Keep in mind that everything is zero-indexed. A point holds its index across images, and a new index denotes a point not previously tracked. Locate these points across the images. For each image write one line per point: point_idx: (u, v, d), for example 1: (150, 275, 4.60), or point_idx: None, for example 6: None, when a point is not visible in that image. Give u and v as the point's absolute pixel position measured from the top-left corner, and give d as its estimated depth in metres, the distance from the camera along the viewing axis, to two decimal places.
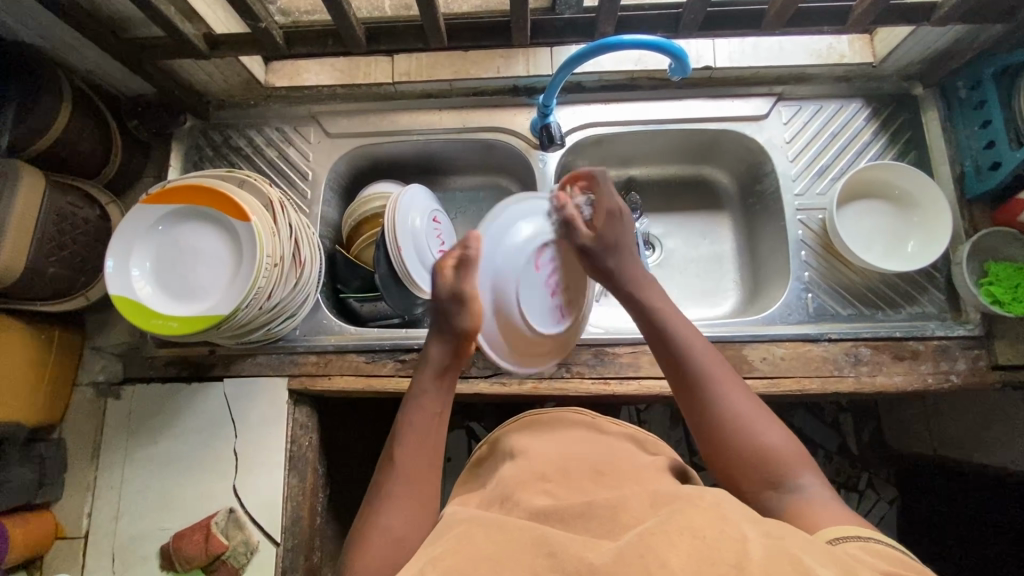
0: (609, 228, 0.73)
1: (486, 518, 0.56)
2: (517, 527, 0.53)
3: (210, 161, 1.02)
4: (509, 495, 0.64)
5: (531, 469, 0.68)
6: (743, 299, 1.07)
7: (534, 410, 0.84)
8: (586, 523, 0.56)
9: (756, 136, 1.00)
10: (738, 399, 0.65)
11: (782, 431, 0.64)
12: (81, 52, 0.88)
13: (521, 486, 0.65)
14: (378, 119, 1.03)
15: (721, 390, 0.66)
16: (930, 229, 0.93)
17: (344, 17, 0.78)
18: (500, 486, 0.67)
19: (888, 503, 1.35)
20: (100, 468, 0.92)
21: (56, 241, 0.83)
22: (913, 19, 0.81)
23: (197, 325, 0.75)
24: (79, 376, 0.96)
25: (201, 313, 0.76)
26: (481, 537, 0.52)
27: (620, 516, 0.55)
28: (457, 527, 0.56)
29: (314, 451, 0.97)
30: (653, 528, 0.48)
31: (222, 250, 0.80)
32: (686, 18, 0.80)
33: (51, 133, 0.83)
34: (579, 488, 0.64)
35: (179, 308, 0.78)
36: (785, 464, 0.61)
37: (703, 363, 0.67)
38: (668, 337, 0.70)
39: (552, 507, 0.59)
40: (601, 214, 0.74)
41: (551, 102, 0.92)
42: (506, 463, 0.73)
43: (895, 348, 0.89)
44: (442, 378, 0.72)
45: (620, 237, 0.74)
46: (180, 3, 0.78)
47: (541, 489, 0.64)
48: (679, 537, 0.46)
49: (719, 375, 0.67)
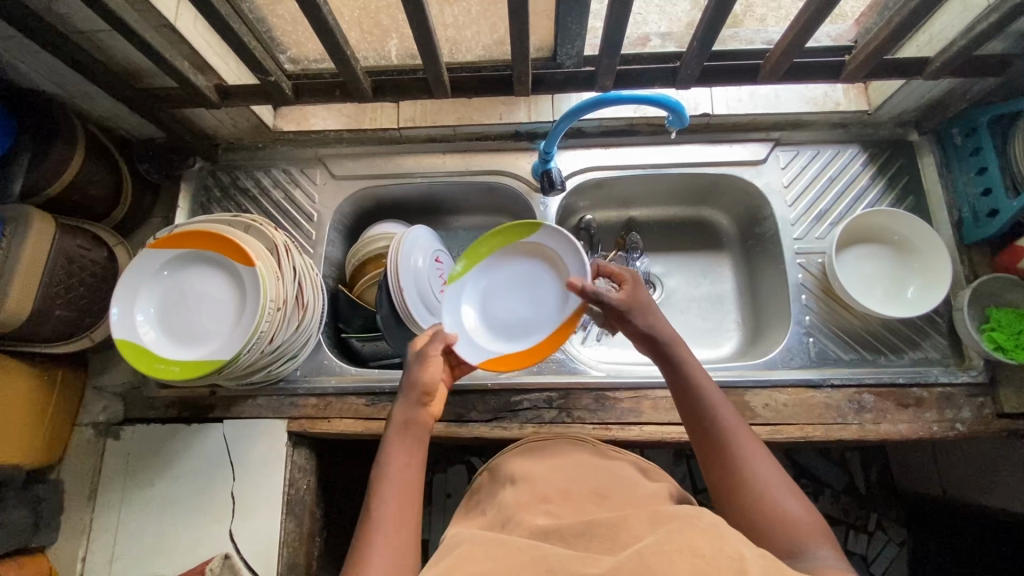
0: (636, 296, 0.80)
1: (488, 537, 0.57)
2: (514, 545, 0.54)
3: (218, 202, 1.04)
4: (510, 518, 0.63)
5: (533, 493, 0.67)
6: (744, 340, 1.07)
7: (531, 439, 0.82)
8: (587, 541, 0.56)
9: (754, 181, 1.01)
10: (761, 461, 0.65)
11: (806, 504, 0.62)
12: (99, 103, 0.90)
13: (522, 509, 0.64)
14: (384, 162, 1.05)
15: (746, 454, 0.66)
16: (928, 277, 0.93)
17: (351, 70, 0.81)
18: (499, 510, 0.67)
19: (898, 545, 1.30)
20: (97, 509, 0.91)
21: (63, 283, 0.84)
22: (907, 72, 0.82)
23: (199, 370, 0.76)
24: (80, 417, 0.96)
25: (204, 358, 0.77)
26: (482, 555, 0.52)
27: (620, 534, 0.55)
28: (458, 547, 0.57)
29: (312, 494, 0.96)
30: (649, 543, 0.49)
31: (226, 293, 0.81)
32: (684, 72, 0.83)
33: (64, 176, 0.85)
34: (578, 511, 0.64)
35: (181, 352, 0.79)
36: (805, 534, 0.58)
37: (734, 431, 0.68)
38: (697, 395, 0.72)
39: (551, 529, 0.59)
40: (625, 280, 0.82)
41: (551, 148, 0.95)
42: (506, 487, 0.71)
43: (899, 395, 0.89)
44: (415, 432, 0.73)
45: (641, 307, 0.79)
46: (194, 57, 0.81)
47: (541, 511, 0.64)
48: (675, 553, 0.46)
49: (744, 439, 0.67)
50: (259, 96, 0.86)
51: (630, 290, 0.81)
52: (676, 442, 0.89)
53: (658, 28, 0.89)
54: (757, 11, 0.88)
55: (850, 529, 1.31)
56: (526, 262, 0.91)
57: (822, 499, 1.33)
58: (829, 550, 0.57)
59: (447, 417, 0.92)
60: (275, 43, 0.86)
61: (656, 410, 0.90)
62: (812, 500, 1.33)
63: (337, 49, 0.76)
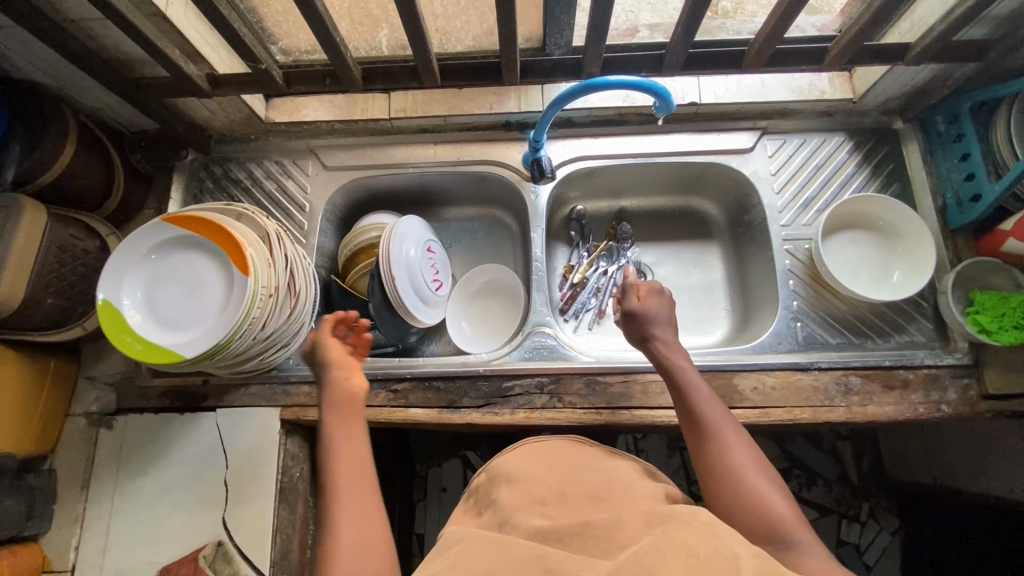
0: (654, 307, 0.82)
1: (487, 537, 0.58)
2: (511, 543, 0.56)
3: (210, 193, 1.05)
4: (507, 520, 0.64)
5: (530, 495, 0.68)
6: (734, 326, 1.08)
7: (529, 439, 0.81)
8: (583, 542, 0.56)
9: (741, 169, 1.02)
10: (744, 457, 0.67)
11: (783, 493, 0.64)
12: (91, 93, 0.90)
13: (518, 510, 0.65)
14: (375, 153, 1.06)
15: (732, 448, 0.68)
16: (913, 259, 0.95)
17: (341, 59, 0.81)
18: (495, 512, 0.68)
19: (890, 534, 1.31)
20: (90, 499, 0.91)
21: (56, 272, 0.84)
22: (889, 59, 0.84)
23: (172, 355, 0.76)
24: (73, 407, 0.96)
25: (176, 345, 0.77)
26: (479, 555, 0.54)
27: (616, 535, 0.55)
28: (457, 544, 0.59)
29: (306, 482, 0.96)
30: (646, 543, 0.50)
31: (202, 279, 0.82)
32: (669, 60, 0.84)
33: (56, 167, 0.85)
34: (574, 513, 0.64)
35: (157, 334, 0.79)
36: (783, 523, 0.61)
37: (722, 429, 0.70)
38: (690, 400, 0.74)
39: (547, 530, 0.59)
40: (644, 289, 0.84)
41: (541, 137, 0.96)
42: (500, 487, 0.72)
43: (885, 377, 0.90)
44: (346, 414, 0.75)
45: (656, 317, 0.82)
46: (185, 46, 0.82)
47: (537, 512, 0.65)
48: (671, 553, 0.47)
49: (729, 436, 0.69)
50: (251, 86, 0.87)
51: (646, 300, 0.83)
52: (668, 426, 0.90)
53: (649, 20, 0.90)
54: (748, 7, 0.89)
55: (842, 518, 1.32)
56: (422, 234, 1.04)
57: (814, 488, 1.34)
58: (805, 537, 0.60)
59: (439, 403, 0.92)
60: (266, 34, 0.87)
61: (648, 395, 0.91)
62: (805, 490, 1.34)
63: (328, 38, 0.77)
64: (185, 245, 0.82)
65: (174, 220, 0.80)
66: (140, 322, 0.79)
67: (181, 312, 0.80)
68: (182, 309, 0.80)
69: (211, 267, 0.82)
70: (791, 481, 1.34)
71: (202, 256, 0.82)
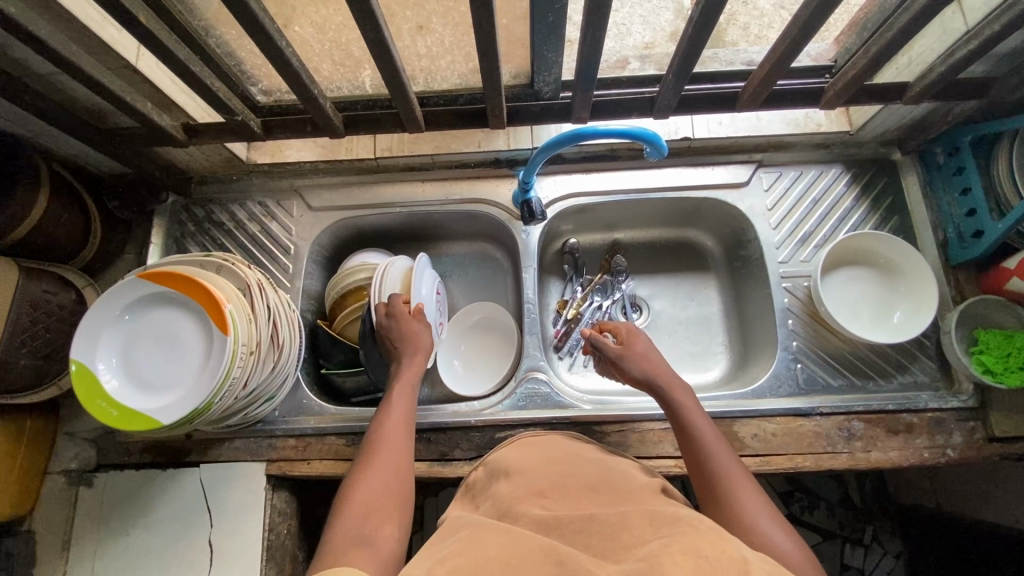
0: (637, 338, 0.86)
1: (490, 525, 0.55)
2: (520, 534, 0.52)
3: (192, 236, 1.02)
4: (507, 510, 0.60)
5: (528, 487, 0.63)
6: (732, 363, 1.05)
7: (529, 433, 0.80)
8: (586, 539, 0.52)
9: (737, 205, 1.00)
10: (750, 493, 0.64)
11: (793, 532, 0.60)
12: (65, 142, 0.87)
13: (518, 501, 0.61)
14: (362, 192, 1.03)
15: (742, 485, 0.65)
16: (915, 301, 0.92)
17: (319, 107, 0.78)
18: (494, 503, 0.64)
19: (895, 558, 1.27)
20: (70, 562, 0.88)
21: (28, 331, 0.81)
22: (885, 98, 0.81)
23: (149, 426, 0.73)
24: (51, 464, 0.93)
25: (151, 413, 0.73)
26: (484, 543, 0.51)
27: (620, 535, 0.51)
28: (460, 531, 0.55)
29: (293, 538, 0.93)
30: (653, 548, 0.47)
31: (179, 335, 0.78)
32: (661, 103, 0.82)
33: (27, 221, 0.82)
34: (574, 504, 0.59)
35: (135, 400, 0.75)
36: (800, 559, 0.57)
37: (729, 466, 0.67)
38: (691, 434, 0.71)
39: (550, 523, 0.55)
40: (619, 333, 0.87)
41: (530, 178, 0.93)
42: (500, 481, 0.68)
43: (889, 422, 0.87)
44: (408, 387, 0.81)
45: (636, 355, 0.82)
46: (156, 97, 0.79)
47: (535, 504, 0.59)
48: (678, 556, 0.44)
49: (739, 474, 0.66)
50: (228, 134, 0.84)
51: (629, 343, 0.85)
52: (668, 475, 0.87)
53: (642, 34, 0.85)
54: (739, 19, 0.85)
55: (846, 542, 1.28)
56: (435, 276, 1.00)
57: (816, 512, 1.30)
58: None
59: (430, 456, 0.90)
60: (246, 75, 0.82)
61: (644, 444, 0.89)
62: (806, 514, 1.30)
63: (304, 88, 0.74)
64: (160, 300, 0.79)
65: (148, 276, 0.77)
66: (116, 386, 0.76)
67: (158, 374, 0.77)
68: (158, 371, 0.77)
69: (189, 323, 0.78)
70: (792, 505, 1.30)
71: (177, 313, 0.79)
